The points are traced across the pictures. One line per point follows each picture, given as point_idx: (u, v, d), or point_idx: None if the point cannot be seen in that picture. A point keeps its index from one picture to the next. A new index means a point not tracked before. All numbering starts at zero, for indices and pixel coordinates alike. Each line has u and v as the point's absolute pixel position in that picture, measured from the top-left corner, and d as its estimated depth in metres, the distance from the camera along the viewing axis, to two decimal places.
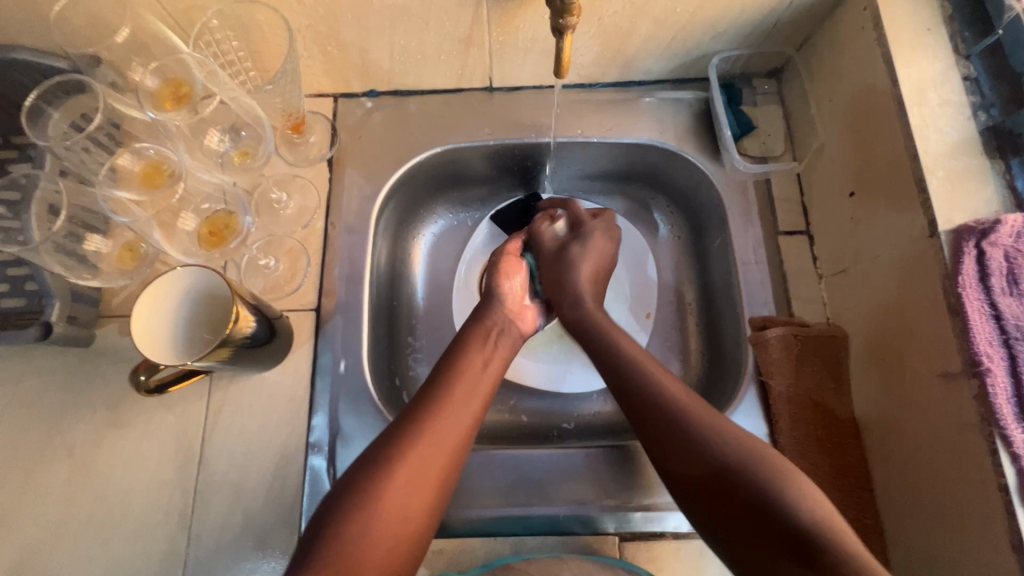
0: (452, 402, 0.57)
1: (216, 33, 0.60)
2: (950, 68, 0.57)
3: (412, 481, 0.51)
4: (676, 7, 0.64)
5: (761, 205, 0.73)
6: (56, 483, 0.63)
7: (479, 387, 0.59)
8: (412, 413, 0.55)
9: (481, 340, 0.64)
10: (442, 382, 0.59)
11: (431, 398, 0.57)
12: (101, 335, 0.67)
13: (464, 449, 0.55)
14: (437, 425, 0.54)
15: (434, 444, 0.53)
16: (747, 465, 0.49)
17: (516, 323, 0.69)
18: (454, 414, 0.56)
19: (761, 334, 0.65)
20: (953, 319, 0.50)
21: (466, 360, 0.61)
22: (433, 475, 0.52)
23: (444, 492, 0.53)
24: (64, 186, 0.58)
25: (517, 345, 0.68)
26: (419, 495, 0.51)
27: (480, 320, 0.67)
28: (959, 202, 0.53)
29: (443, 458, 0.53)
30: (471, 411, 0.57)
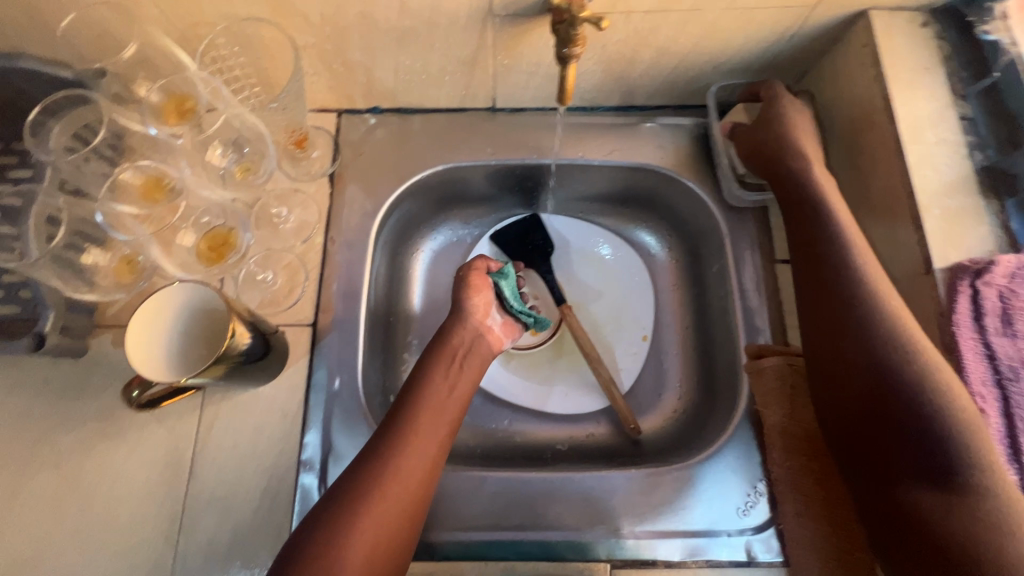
0: (418, 432, 0.56)
1: (222, 49, 0.61)
2: (946, 107, 0.58)
3: (378, 524, 0.51)
4: (679, 37, 0.65)
5: (758, 233, 0.73)
6: (42, 494, 0.62)
7: (443, 412, 0.59)
8: (377, 444, 0.55)
9: (447, 364, 0.63)
10: (407, 409, 0.58)
11: (393, 435, 0.56)
12: (93, 345, 0.66)
13: (430, 478, 0.55)
14: (404, 456, 0.54)
15: (398, 479, 0.53)
16: (912, 368, 0.50)
17: (483, 340, 0.68)
18: (416, 453, 0.55)
19: (756, 362, 0.66)
20: (947, 358, 0.51)
21: (432, 386, 0.60)
22: (398, 512, 0.52)
23: (414, 523, 0.53)
24: (64, 203, 0.57)
25: (484, 362, 0.67)
26: (384, 537, 0.51)
27: (443, 343, 0.65)
28: (954, 240, 0.53)
29: (407, 499, 0.53)
30: (434, 436, 0.57)
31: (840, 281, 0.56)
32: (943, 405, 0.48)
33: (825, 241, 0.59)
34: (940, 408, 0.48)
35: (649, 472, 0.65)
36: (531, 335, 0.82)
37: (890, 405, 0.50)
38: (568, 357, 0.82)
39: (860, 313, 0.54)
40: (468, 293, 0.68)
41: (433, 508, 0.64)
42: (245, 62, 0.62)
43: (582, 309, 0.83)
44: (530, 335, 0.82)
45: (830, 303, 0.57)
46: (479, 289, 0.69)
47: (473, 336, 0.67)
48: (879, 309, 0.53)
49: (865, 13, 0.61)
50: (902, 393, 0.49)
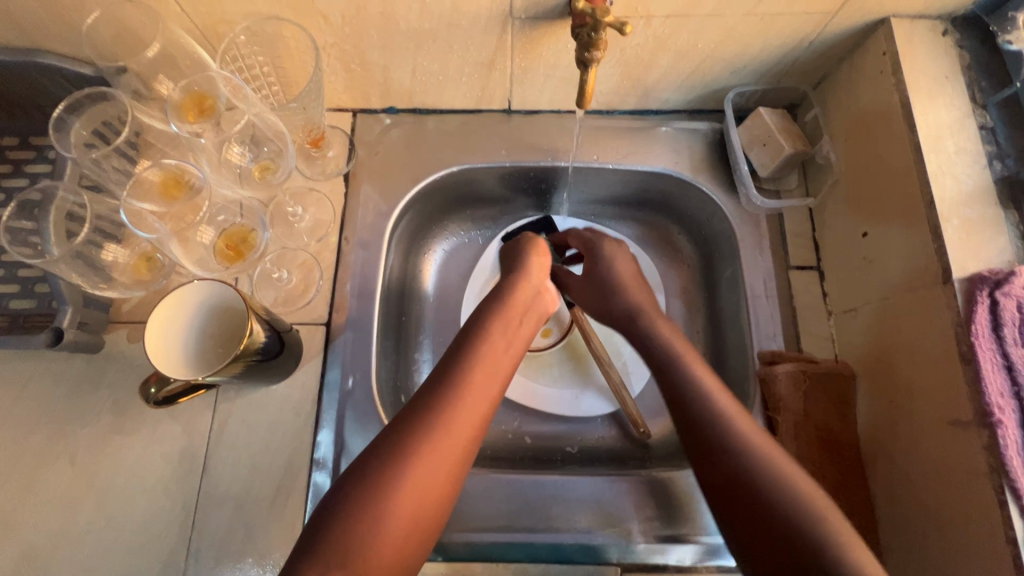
0: (474, 387, 0.56)
1: (243, 48, 0.61)
2: (966, 117, 0.58)
3: (427, 471, 0.51)
4: (697, 42, 0.65)
5: (773, 238, 0.73)
6: (56, 488, 0.63)
7: (497, 368, 0.59)
8: (425, 401, 0.54)
9: (508, 320, 0.64)
10: (457, 369, 0.57)
11: (449, 386, 0.56)
12: (109, 341, 0.66)
13: (477, 438, 0.55)
14: (454, 413, 0.54)
15: (449, 435, 0.52)
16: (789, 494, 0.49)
17: (542, 300, 0.70)
18: (472, 404, 0.55)
19: (770, 368, 0.65)
20: (964, 368, 0.51)
21: (491, 341, 0.61)
22: (445, 470, 0.51)
23: (457, 482, 0.52)
24: (85, 198, 0.57)
25: (533, 325, 0.67)
26: (433, 484, 0.51)
27: (507, 297, 0.66)
28: (972, 250, 0.53)
29: (457, 449, 0.53)
30: (486, 395, 0.56)
31: (678, 364, 0.61)
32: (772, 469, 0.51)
33: (682, 385, 0.59)
34: (824, 535, 0.46)
35: (660, 479, 0.66)
36: (544, 336, 0.83)
37: (752, 507, 0.50)
38: (578, 359, 0.82)
39: (727, 451, 0.53)
40: (527, 253, 0.72)
41: None
42: (264, 61, 0.63)
43: None
44: (543, 337, 0.83)
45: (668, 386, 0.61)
46: (538, 255, 0.73)
47: (533, 294, 0.69)
48: (748, 447, 0.53)
49: (886, 21, 0.62)
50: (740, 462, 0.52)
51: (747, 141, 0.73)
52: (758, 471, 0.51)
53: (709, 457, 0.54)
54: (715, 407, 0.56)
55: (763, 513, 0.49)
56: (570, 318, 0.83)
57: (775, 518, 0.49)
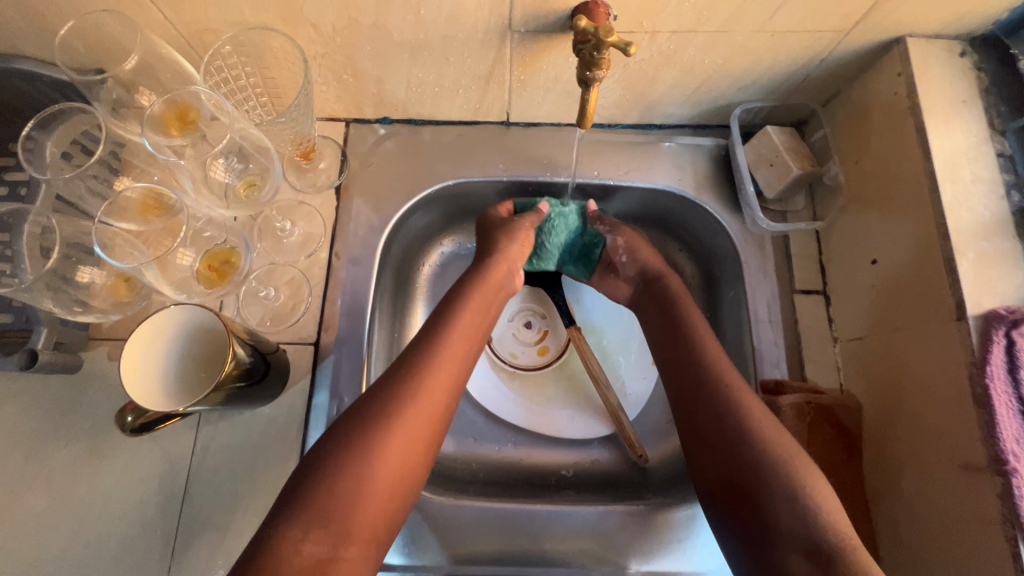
0: (448, 351, 0.58)
1: (229, 58, 0.58)
2: (983, 143, 0.56)
3: (410, 430, 0.52)
4: (704, 58, 0.62)
5: (778, 261, 0.71)
6: (31, 513, 0.61)
7: (472, 337, 0.61)
8: (406, 364, 0.56)
9: (483, 291, 0.65)
10: (436, 334, 0.59)
11: (423, 350, 0.57)
12: (88, 359, 0.64)
13: (452, 399, 0.56)
14: (433, 373, 0.55)
15: (430, 393, 0.54)
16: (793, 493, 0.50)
17: (512, 279, 0.69)
18: (446, 367, 0.57)
19: (774, 400, 0.62)
20: (978, 411, 0.49)
21: (464, 310, 0.62)
22: (427, 425, 0.53)
23: (436, 439, 0.54)
24: (55, 220, 0.54)
25: (501, 302, 0.68)
26: (414, 444, 0.52)
27: (484, 273, 0.66)
28: (987, 284, 0.51)
29: (435, 408, 0.54)
30: (460, 360, 0.58)
31: (687, 347, 0.63)
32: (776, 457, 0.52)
33: (705, 380, 0.59)
34: (821, 531, 0.48)
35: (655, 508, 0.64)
36: (541, 355, 0.81)
37: (750, 496, 0.52)
38: (574, 379, 0.80)
39: (737, 447, 0.54)
40: (507, 236, 0.69)
41: (432, 539, 0.62)
42: (250, 70, 0.60)
43: (591, 328, 0.82)
44: (540, 355, 0.81)
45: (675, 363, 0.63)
46: (525, 231, 0.70)
47: (507, 273, 0.68)
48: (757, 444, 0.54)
49: (901, 40, 0.59)
50: (744, 450, 0.54)
51: (754, 159, 0.71)
52: (763, 467, 0.52)
53: (720, 449, 0.56)
54: (739, 403, 0.56)
55: (757, 501, 0.52)
56: (567, 336, 0.81)
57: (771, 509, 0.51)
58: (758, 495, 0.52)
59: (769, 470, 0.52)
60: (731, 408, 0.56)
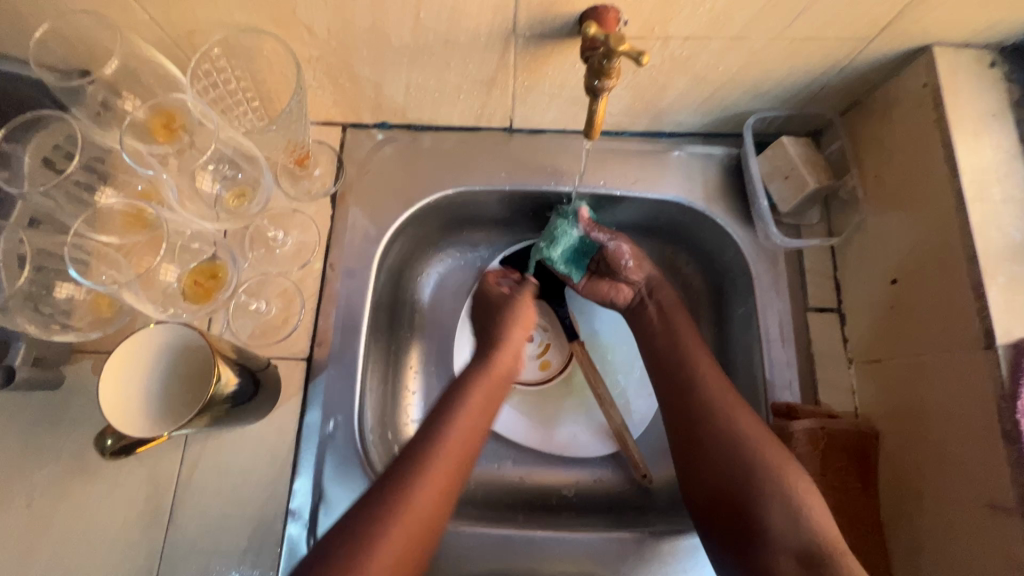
0: (445, 450, 0.55)
1: (218, 61, 0.55)
2: (1014, 160, 0.53)
3: (401, 533, 0.50)
4: (718, 66, 0.59)
5: (791, 277, 0.68)
6: (10, 535, 0.58)
7: (474, 429, 0.58)
8: (409, 456, 0.54)
9: (485, 383, 0.62)
10: (440, 422, 0.57)
11: (417, 449, 0.55)
12: (71, 373, 0.61)
13: (453, 496, 0.54)
14: (433, 468, 0.53)
15: (427, 495, 0.52)
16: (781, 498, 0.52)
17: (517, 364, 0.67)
18: (441, 466, 0.54)
19: (786, 425, 0.59)
20: (1008, 447, 0.46)
21: (465, 404, 0.59)
22: (422, 524, 0.51)
23: (431, 540, 0.51)
24: (26, 235, 0.51)
25: (508, 394, 0.66)
26: (405, 545, 0.49)
27: (489, 363, 0.64)
28: (1017, 312, 0.48)
29: (429, 509, 0.52)
30: (462, 451, 0.56)
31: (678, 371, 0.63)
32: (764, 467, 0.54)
33: (695, 388, 0.61)
34: (811, 536, 0.50)
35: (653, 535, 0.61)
36: (543, 369, 0.78)
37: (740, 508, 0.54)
38: (576, 395, 0.77)
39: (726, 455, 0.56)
40: (511, 323, 0.68)
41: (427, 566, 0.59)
42: (241, 74, 0.57)
43: (595, 343, 0.79)
44: (542, 369, 0.78)
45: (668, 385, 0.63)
46: (527, 314, 0.70)
47: (513, 360, 0.66)
48: (745, 450, 0.55)
49: (927, 49, 0.56)
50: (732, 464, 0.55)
51: (768, 171, 0.68)
52: (753, 476, 0.54)
53: (714, 462, 0.56)
54: (729, 412, 0.58)
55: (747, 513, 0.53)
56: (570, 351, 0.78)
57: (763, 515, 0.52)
58: (748, 503, 0.53)
59: (757, 476, 0.53)
60: (717, 421, 0.57)
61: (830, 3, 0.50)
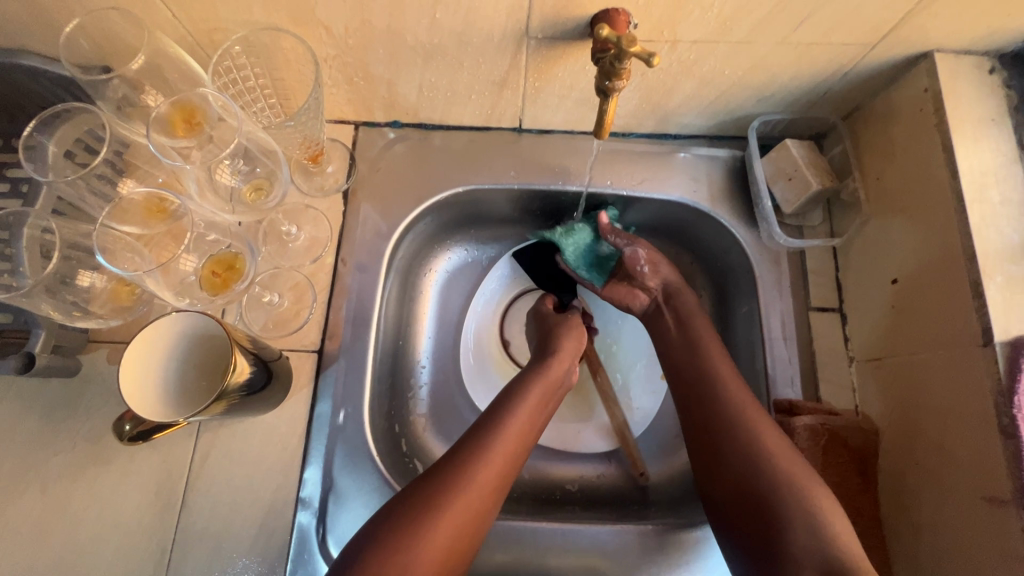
0: (499, 453, 0.55)
1: (238, 59, 0.57)
2: (1013, 163, 0.54)
3: (451, 530, 0.50)
4: (725, 69, 0.61)
5: (794, 277, 0.69)
6: (26, 519, 0.59)
7: (525, 433, 0.59)
8: (465, 452, 0.55)
9: (541, 389, 0.62)
10: (497, 421, 0.58)
11: (472, 447, 0.55)
12: (87, 362, 0.63)
13: (500, 495, 0.54)
14: (488, 467, 0.54)
15: (477, 492, 0.53)
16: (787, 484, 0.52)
17: (569, 374, 0.67)
18: (492, 469, 0.54)
19: (787, 421, 0.61)
20: (1004, 442, 0.47)
21: (521, 411, 0.60)
22: (469, 526, 0.51)
23: (475, 541, 0.52)
24: (54, 223, 0.53)
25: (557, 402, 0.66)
26: (454, 544, 0.50)
27: (542, 368, 0.65)
28: (1015, 310, 0.50)
29: (478, 508, 0.52)
30: (514, 453, 0.57)
31: (695, 370, 0.63)
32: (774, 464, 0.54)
33: (711, 382, 0.61)
34: (825, 532, 0.49)
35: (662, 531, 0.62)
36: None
37: (760, 508, 0.53)
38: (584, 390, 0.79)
39: (738, 444, 0.56)
40: (563, 336, 0.69)
41: None
42: (260, 72, 0.58)
43: (601, 339, 0.81)
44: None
45: (687, 381, 0.64)
46: (578, 329, 0.70)
47: (565, 370, 0.66)
48: (753, 440, 0.56)
49: (928, 55, 0.57)
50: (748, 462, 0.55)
51: (771, 173, 0.69)
52: (767, 471, 0.54)
53: (730, 461, 0.56)
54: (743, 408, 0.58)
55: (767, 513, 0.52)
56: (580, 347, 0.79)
57: (773, 503, 0.52)
58: (760, 492, 0.53)
59: (760, 455, 0.55)
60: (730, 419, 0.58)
61: (835, 9, 0.52)
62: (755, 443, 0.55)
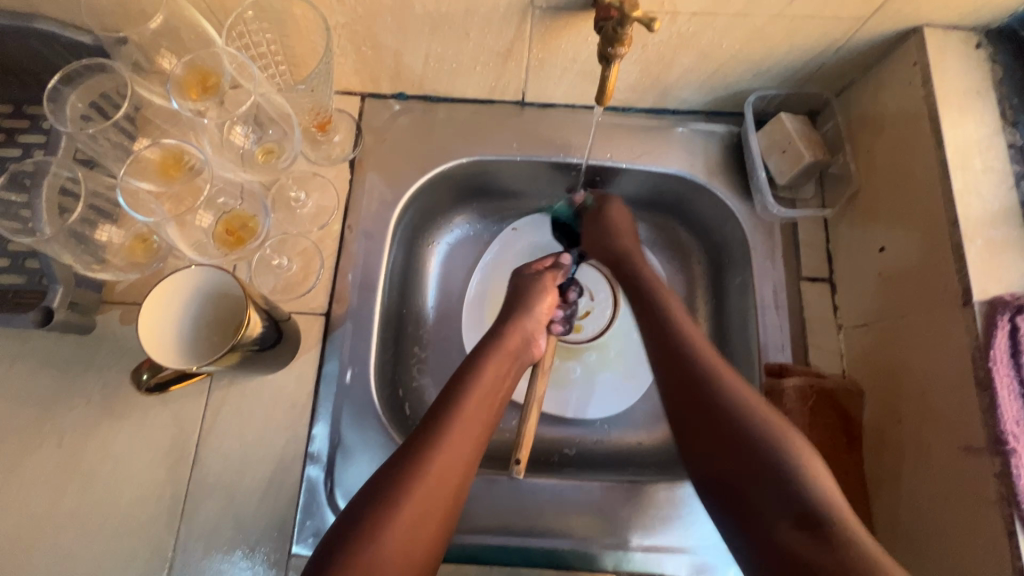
0: (467, 418, 0.55)
1: (251, 24, 0.58)
2: (995, 134, 0.57)
3: (426, 498, 0.49)
4: (722, 42, 0.62)
5: (787, 248, 0.71)
6: (41, 470, 0.61)
7: (489, 406, 0.57)
8: (427, 429, 0.53)
9: (505, 355, 0.63)
10: (457, 397, 0.56)
11: (441, 415, 0.54)
12: (101, 322, 0.65)
13: (471, 470, 0.53)
14: (454, 442, 0.53)
15: (449, 462, 0.51)
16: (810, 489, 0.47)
17: (530, 346, 0.67)
18: (462, 433, 0.54)
19: (776, 382, 0.64)
20: (980, 394, 0.50)
21: (484, 375, 0.59)
22: (448, 492, 0.51)
23: (455, 508, 0.51)
24: (79, 174, 0.57)
25: (523, 368, 0.66)
26: (433, 512, 0.49)
27: (500, 340, 0.64)
28: (994, 272, 0.52)
29: (455, 475, 0.51)
30: (478, 428, 0.55)
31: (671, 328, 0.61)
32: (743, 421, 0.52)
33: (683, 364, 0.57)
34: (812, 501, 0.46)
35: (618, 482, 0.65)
36: (576, 333, 0.81)
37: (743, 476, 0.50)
38: (593, 357, 0.80)
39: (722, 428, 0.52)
40: (531, 298, 0.70)
41: None
42: (272, 39, 0.60)
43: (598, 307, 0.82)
44: (574, 332, 0.81)
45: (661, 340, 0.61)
46: (545, 294, 0.71)
47: (522, 341, 0.66)
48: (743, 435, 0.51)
49: (918, 30, 0.60)
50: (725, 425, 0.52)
51: (766, 146, 0.72)
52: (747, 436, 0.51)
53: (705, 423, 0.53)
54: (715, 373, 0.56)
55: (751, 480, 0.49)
56: (607, 321, 0.82)
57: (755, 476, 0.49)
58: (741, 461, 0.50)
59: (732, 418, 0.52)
60: (713, 371, 0.56)
61: None
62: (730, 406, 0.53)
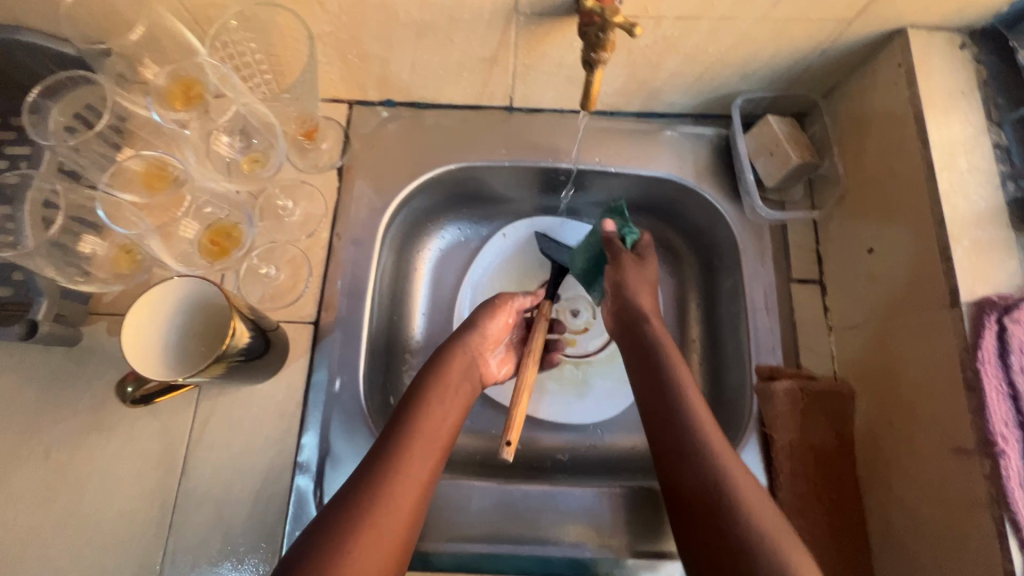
0: (414, 450, 0.53)
1: (234, 34, 0.58)
2: (981, 134, 0.57)
3: (388, 519, 0.48)
4: (708, 46, 0.62)
5: (776, 250, 0.71)
6: (28, 484, 0.61)
7: (435, 438, 0.55)
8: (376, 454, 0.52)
9: (446, 382, 0.60)
10: (400, 424, 0.55)
11: (390, 445, 0.53)
12: (88, 333, 0.64)
13: (427, 491, 0.52)
14: (405, 464, 0.52)
15: (401, 493, 0.50)
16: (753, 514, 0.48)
17: (477, 366, 0.65)
18: (411, 468, 0.52)
19: (767, 385, 0.64)
20: (969, 394, 0.50)
21: (430, 404, 0.57)
22: (401, 525, 0.49)
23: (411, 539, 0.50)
24: (61, 186, 0.56)
25: (472, 389, 0.64)
26: (390, 541, 0.48)
27: (442, 366, 0.61)
28: (982, 273, 0.52)
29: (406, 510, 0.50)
30: (426, 461, 0.53)
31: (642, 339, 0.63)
32: (694, 436, 0.54)
33: (685, 428, 0.55)
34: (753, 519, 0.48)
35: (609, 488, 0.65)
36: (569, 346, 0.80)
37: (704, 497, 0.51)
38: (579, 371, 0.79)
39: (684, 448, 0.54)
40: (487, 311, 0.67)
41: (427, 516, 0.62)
42: (256, 48, 0.60)
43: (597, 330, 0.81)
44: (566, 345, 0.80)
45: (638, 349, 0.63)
46: (498, 309, 0.67)
47: (468, 363, 0.63)
48: (695, 443, 0.54)
49: (903, 31, 0.60)
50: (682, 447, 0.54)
51: (754, 148, 0.72)
52: (699, 457, 0.53)
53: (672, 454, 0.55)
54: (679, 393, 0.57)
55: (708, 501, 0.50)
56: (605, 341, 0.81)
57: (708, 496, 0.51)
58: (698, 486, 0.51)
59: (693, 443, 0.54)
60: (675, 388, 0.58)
61: None
62: (693, 420, 0.55)
